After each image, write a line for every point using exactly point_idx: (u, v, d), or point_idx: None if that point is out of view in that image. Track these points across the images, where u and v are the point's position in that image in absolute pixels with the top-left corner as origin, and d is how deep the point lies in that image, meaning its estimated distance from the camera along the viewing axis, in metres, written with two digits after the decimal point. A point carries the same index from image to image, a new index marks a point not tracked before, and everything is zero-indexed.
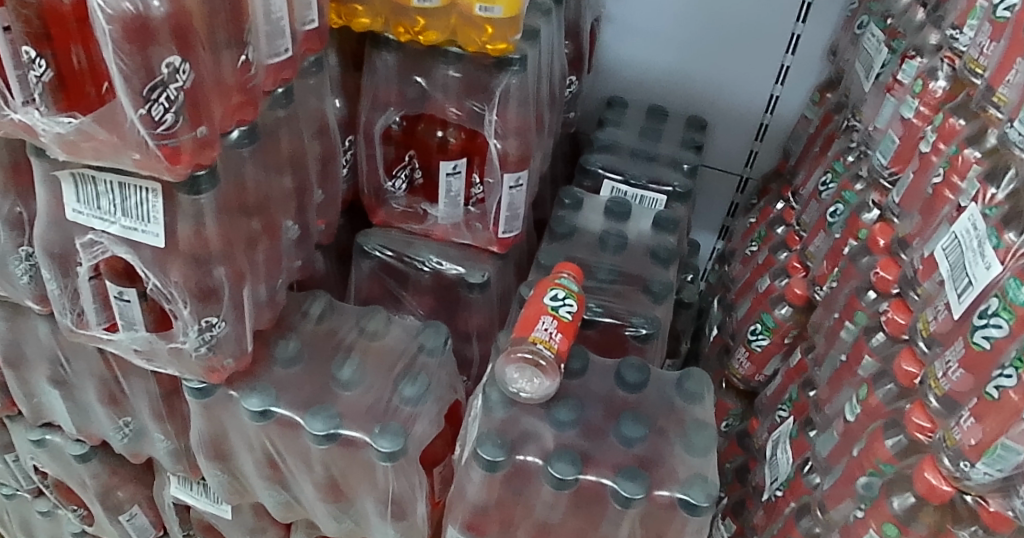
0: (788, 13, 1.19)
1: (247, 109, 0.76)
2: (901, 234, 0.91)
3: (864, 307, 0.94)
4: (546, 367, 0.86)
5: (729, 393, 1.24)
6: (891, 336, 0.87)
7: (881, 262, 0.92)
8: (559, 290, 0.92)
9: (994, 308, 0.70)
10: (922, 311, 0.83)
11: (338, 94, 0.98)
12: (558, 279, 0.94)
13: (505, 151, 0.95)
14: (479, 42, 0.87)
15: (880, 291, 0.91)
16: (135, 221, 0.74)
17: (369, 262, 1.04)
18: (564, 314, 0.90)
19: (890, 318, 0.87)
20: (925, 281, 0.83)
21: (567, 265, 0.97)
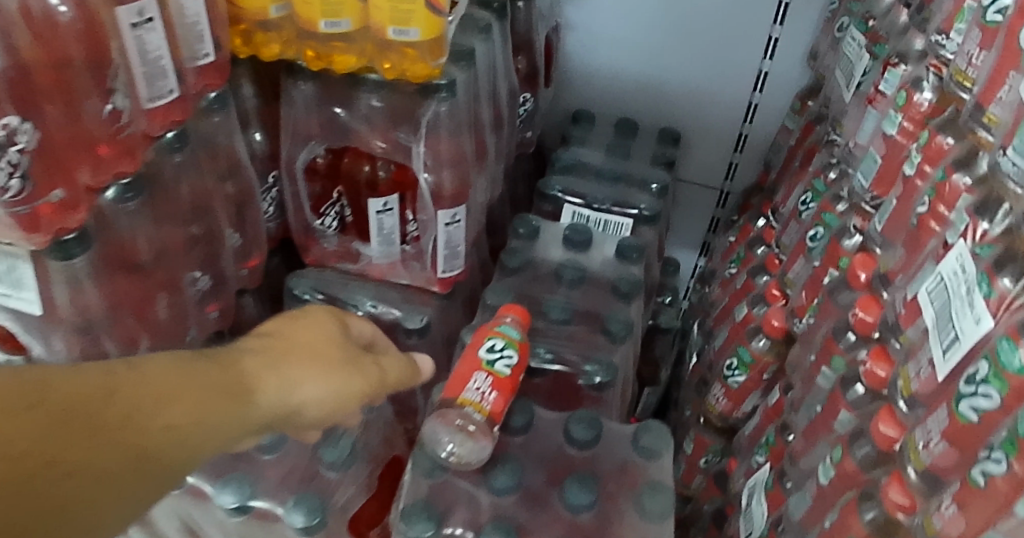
0: (764, 16, 1.12)
1: (127, 161, 0.67)
2: (883, 268, 0.80)
3: (842, 351, 0.83)
4: (476, 432, 0.77)
5: (708, 428, 1.14)
6: (872, 389, 0.76)
7: (860, 301, 0.81)
8: (497, 340, 0.82)
9: (983, 374, 0.58)
10: (904, 363, 0.71)
11: (258, 126, 0.90)
12: (498, 327, 0.85)
13: (439, 185, 0.86)
14: (399, 68, 0.78)
15: (860, 334, 0.81)
16: (8, 288, 0.67)
17: (301, 306, 0.96)
18: (501, 370, 0.80)
19: (869, 368, 0.76)
20: (908, 328, 0.72)
21: (512, 309, 0.89)
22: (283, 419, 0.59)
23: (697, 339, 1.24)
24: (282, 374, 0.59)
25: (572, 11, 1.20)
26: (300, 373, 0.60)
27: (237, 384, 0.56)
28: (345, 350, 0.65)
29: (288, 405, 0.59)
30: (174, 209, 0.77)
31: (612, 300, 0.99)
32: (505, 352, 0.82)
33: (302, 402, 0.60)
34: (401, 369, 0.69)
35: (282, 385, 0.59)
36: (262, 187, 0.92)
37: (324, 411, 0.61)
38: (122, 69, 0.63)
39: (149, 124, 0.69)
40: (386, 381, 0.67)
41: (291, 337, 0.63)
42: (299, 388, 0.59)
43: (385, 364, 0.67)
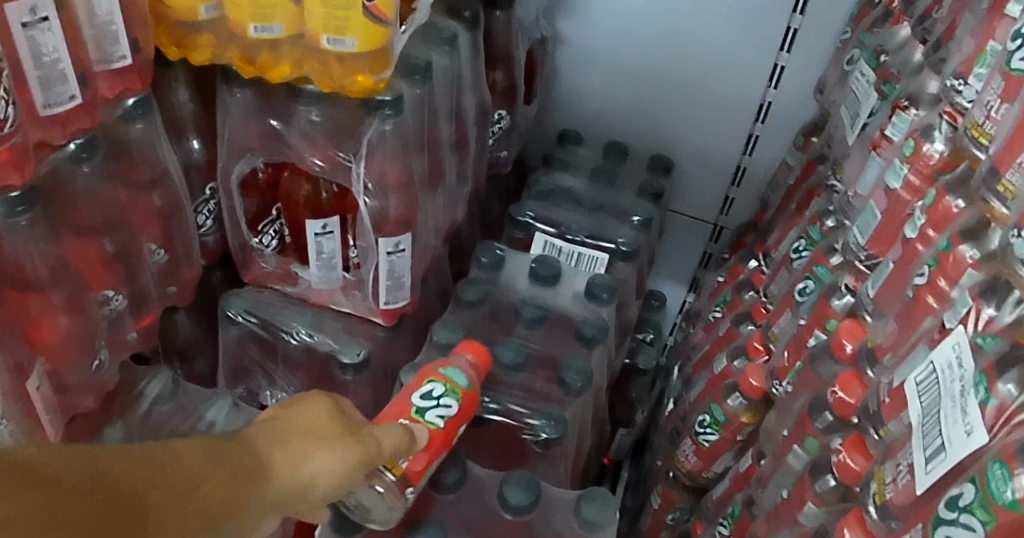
0: (770, 44, 1.14)
1: (14, 173, 0.60)
2: (872, 342, 0.70)
3: (816, 432, 0.73)
4: (386, 491, 0.66)
5: (677, 484, 1.08)
6: (845, 485, 0.65)
7: (840, 377, 0.71)
8: (437, 386, 0.73)
9: (967, 500, 0.46)
10: (881, 462, 0.59)
11: (195, 133, 0.83)
12: (443, 369, 0.76)
13: (385, 211, 0.79)
14: (337, 80, 0.70)
15: (839, 415, 0.71)
16: None
17: (235, 329, 0.90)
18: (433, 421, 0.71)
19: (842, 459, 0.66)
20: (890, 421, 0.60)
21: (469, 346, 0.80)
22: (285, 510, 0.47)
23: (674, 383, 1.20)
24: (283, 452, 0.47)
25: (567, 29, 1.23)
26: (290, 452, 0.48)
27: (246, 463, 0.45)
28: (338, 424, 0.52)
29: (299, 488, 0.47)
30: (83, 223, 0.70)
31: (574, 345, 0.91)
32: (443, 401, 0.73)
33: (311, 479, 0.48)
34: (393, 447, 0.59)
35: (290, 462, 0.47)
36: (197, 199, 0.85)
37: (324, 491, 0.49)
38: (8, 72, 0.56)
39: (45, 131, 0.62)
40: (373, 459, 0.54)
41: (314, 417, 0.51)
42: (282, 466, 0.47)
43: (362, 436, 0.54)
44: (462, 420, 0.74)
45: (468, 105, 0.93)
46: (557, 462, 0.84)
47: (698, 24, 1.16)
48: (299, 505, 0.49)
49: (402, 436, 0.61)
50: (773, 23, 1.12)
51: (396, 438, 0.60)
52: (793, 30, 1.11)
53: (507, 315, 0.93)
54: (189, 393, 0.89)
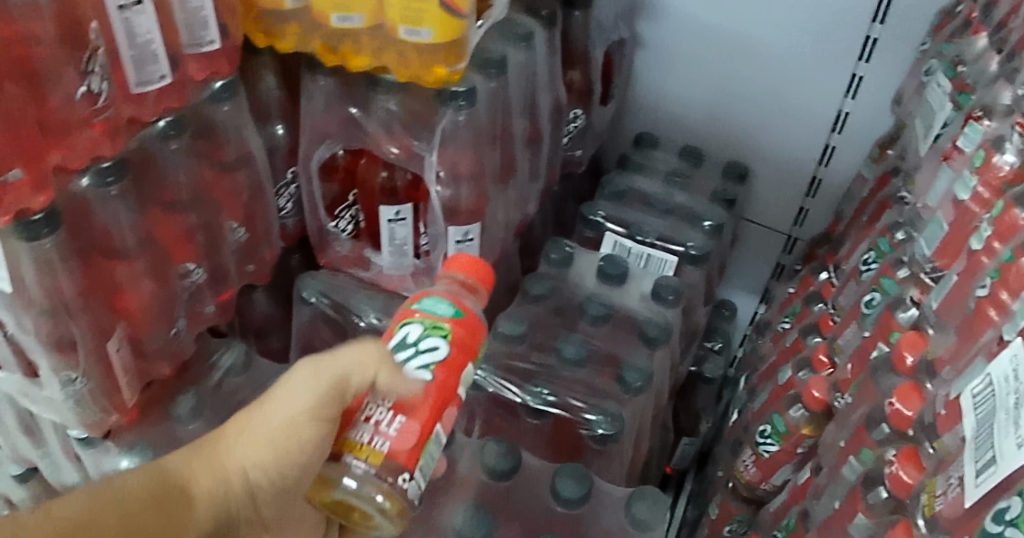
0: (849, 53, 1.11)
1: (106, 144, 0.65)
2: (931, 354, 0.71)
3: (872, 442, 0.75)
4: (388, 484, 0.53)
5: (735, 495, 1.09)
6: (898, 499, 0.65)
7: (899, 389, 0.71)
8: (413, 327, 0.58)
9: (1012, 514, 0.45)
10: (934, 474, 0.60)
11: (279, 119, 0.87)
12: (416, 303, 0.60)
13: (459, 201, 0.83)
14: (413, 70, 0.73)
15: (895, 429, 0.71)
16: None
17: (309, 309, 0.93)
18: (413, 379, 0.56)
19: (894, 471, 0.65)
20: (944, 433, 0.60)
21: (458, 262, 0.65)
22: (222, 510, 0.56)
23: (740, 393, 1.21)
24: (201, 467, 0.56)
25: (647, 32, 1.23)
26: (210, 468, 0.56)
27: (173, 486, 0.54)
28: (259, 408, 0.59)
29: (223, 492, 0.56)
30: (168, 197, 0.75)
31: (636, 344, 0.91)
32: (421, 348, 0.57)
33: (232, 481, 0.56)
34: (357, 361, 0.56)
35: (210, 477, 0.56)
36: (279, 182, 0.89)
37: (257, 472, 0.57)
38: (102, 50, 0.62)
39: (136, 107, 0.67)
40: (322, 385, 0.56)
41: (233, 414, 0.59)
42: (204, 480, 0.55)
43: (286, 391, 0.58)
44: (460, 367, 0.57)
45: (542, 102, 0.94)
46: (613, 458, 0.84)
47: (771, 33, 1.15)
48: (256, 493, 0.58)
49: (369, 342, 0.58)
50: (852, 32, 1.09)
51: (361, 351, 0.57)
52: (873, 39, 1.08)
53: (572, 311, 0.94)
54: (262, 368, 0.93)
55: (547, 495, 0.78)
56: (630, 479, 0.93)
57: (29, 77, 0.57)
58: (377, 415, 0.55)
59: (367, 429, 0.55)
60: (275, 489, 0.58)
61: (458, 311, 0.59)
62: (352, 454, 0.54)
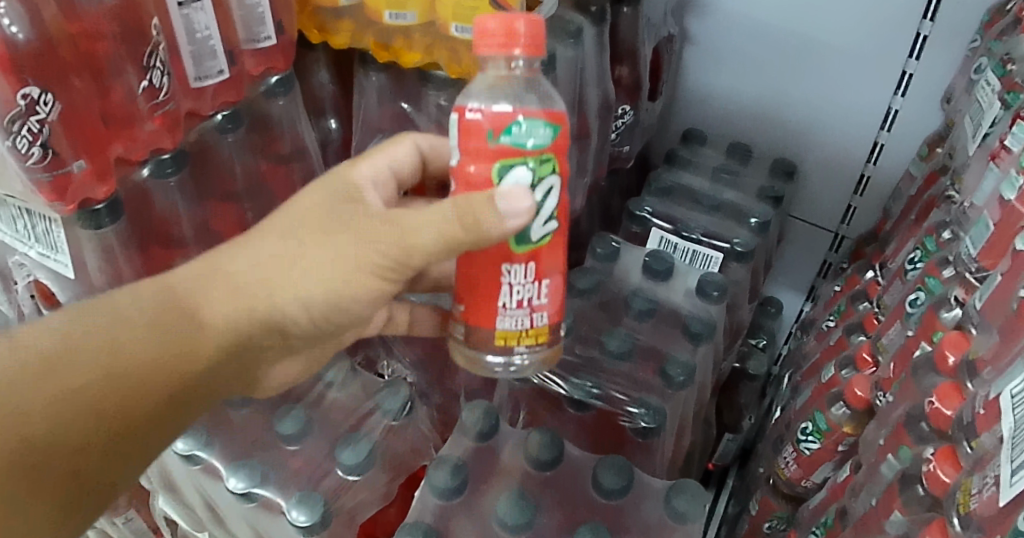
0: (898, 50, 1.10)
1: (167, 136, 0.67)
2: (973, 355, 0.72)
3: (911, 442, 0.76)
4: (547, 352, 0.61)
5: (775, 492, 1.10)
6: (935, 495, 0.69)
7: (940, 388, 0.73)
8: (520, 171, 0.55)
9: None
10: (970, 473, 0.64)
11: (333, 113, 0.89)
12: (505, 133, 0.55)
13: None
14: (465, 66, 0.74)
15: (935, 427, 0.73)
16: (46, 249, 0.68)
17: None
18: (546, 234, 0.58)
19: (933, 469, 0.69)
20: (982, 433, 0.64)
21: (514, 37, 0.56)
22: (239, 338, 0.60)
23: (783, 390, 1.22)
24: (218, 296, 0.59)
25: (696, 28, 1.24)
26: (225, 295, 0.59)
27: (179, 315, 0.58)
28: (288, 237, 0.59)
29: (239, 322, 0.59)
30: (225, 188, 0.78)
31: (679, 339, 0.92)
32: (543, 197, 0.57)
33: (250, 312, 0.59)
34: (437, 237, 0.55)
35: (226, 305, 0.59)
36: None
37: (291, 306, 0.59)
38: (162, 45, 0.64)
39: (195, 101, 0.70)
40: (387, 250, 0.56)
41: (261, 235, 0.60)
42: (217, 308, 0.59)
43: (338, 248, 0.57)
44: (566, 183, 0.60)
45: (590, 98, 0.96)
46: (654, 451, 0.86)
47: (819, 27, 1.14)
48: (289, 327, 0.61)
49: (460, 204, 0.54)
50: (902, 28, 1.08)
51: (451, 227, 0.54)
52: (922, 36, 1.07)
53: (617, 305, 0.95)
54: None
55: (588, 484, 0.79)
56: (671, 472, 0.95)
57: (93, 71, 0.60)
58: (521, 296, 0.58)
59: (516, 309, 0.58)
60: (315, 321, 0.60)
61: (554, 129, 0.56)
62: (511, 342, 0.59)
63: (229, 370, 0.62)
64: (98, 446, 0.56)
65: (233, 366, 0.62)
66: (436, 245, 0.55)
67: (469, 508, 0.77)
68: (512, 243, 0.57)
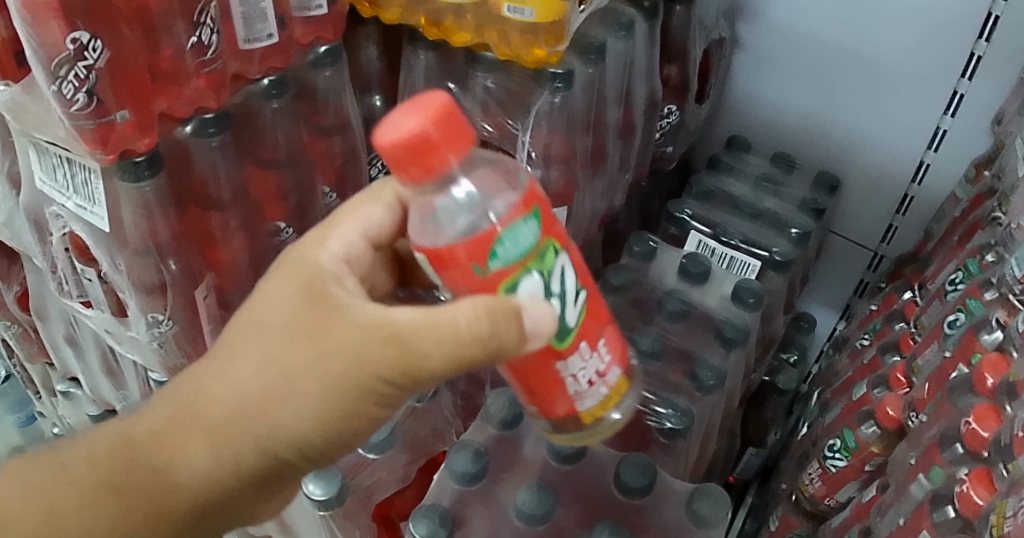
0: (952, 69, 1.07)
1: (210, 96, 0.67)
2: (1014, 377, 0.69)
3: (944, 462, 0.74)
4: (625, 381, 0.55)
5: (797, 509, 1.07)
6: (965, 517, 0.67)
7: (976, 409, 0.71)
8: (530, 283, 0.47)
9: None
10: (1005, 495, 0.62)
11: (378, 91, 0.88)
12: (492, 259, 0.46)
13: (546, 181, 0.85)
14: (513, 49, 0.73)
15: (969, 448, 0.71)
16: (84, 200, 0.67)
17: None
18: (579, 309, 0.50)
19: (965, 491, 0.67)
20: (1020, 456, 0.62)
21: (437, 149, 0.45)
22: (223, 493, 0.53)
23: (812, 408, 1.19)
24: (190, 441, 0.51)
25: (746, 34, 1.21)
26: (200, 440, 0.51)
27: (145, 471, 0.51)
28: (254, 357, 0.51)
29: (224, 478, 0.52)
30: (266, 154, 0.77)
31: (712, 344, 0.90)
32: (559, 278, 0.48)
33: (235, 459, 0.52)
34: (449, 352, 0.47)
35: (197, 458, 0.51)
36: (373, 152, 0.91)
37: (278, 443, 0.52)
38: (214, 3, 0.64)
39: (241, 63, 0.69)
40: (393, 365, 0.49)
41: (223, 358, 0.53)
42: (189, 462, 0.51)
43: (331, 374, 0.50)
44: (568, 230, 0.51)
45: (637, 94, 0.94)
46: (679, 455, 0.84)
47: (870, 41, 1.11)
48: (282, 469, 0.53)
49: (471, 317, 0.46)
50: (956, 48, 1.05)
51: (443, 322, 0.47)
52: (976, 55, 1.04)
53: (651, 305, 0.95)
54: None
55: (610, 481, 0.78)
56: (693, 477, 0.93)
57: (144, 23, 0.60)
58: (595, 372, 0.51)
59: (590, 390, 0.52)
60: (310, 459, 0.53)
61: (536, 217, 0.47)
62: (599, 415, 0.53)
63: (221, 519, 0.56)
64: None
65: (221, 518, 0.55)
66: (444, 361, 0.48)
67: (488, 497, 0.76)
68: (555, 342, 0.49)
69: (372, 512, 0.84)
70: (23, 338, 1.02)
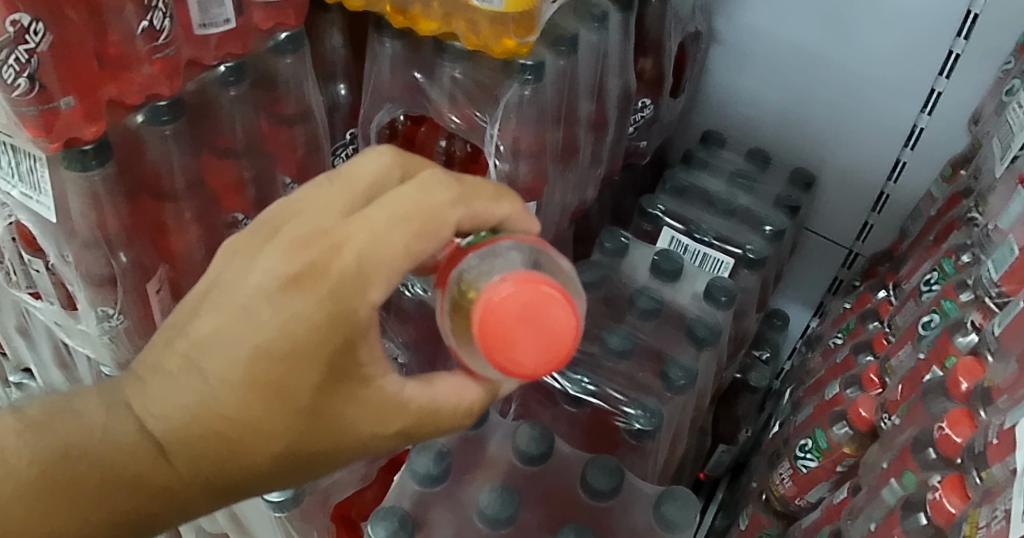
0: (929, 66, 1.06)
1: (163, 83, 0.64)
2: (988, 382, 0.69)
3: (916, 467, 0.73)
4: None
5: (767, 508, 1.07)
6: (938, 525, 0.66)
7: (950, 414, 0.70)
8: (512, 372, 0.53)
9: None
10: (978, 504, 0.62)
11: (343, 79, 0.86)
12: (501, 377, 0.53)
13: (516, 175, 0.83)
14: (483, 38, 0.71)
15: (943, 454, 0.70)
16: (30, 189, 0.65)
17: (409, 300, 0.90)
18: None
19: (939, 498, 0.66)
20: (993, 464, 0.62)
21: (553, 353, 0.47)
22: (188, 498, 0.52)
23: (784, 405, 1.19)
24: (192, 497, 0.47)
25: (723, 28, 1.20)
26: (201, 495, 0.47)
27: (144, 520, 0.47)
28: (278, 435, 0.46)
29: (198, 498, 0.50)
30: (223, 143, 0.74)
31: (683, 342, 0.89)
32: None
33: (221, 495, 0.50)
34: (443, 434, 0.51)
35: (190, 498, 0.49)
36: (337, 142, 0.88)
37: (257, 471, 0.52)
38: None
39: (196, 49, 0.66)
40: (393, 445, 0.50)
41: (239, 420, 0.45)
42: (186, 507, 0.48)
43: (343, 451, 0.49)
44: None
45: (611, 87, 0.93)
46: (648, 456, 0.83)
47: (848, 37, 1.10)
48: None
49: (469, 410, 0.51)
50: (933, 47, 1.05)
51: (446, 403, 0.50)
52: (954, 54, 1.04)
53: (622, 302, 0.93)
54: None
55: (577, 483, 0.76)
56: (662, 477, 0.92)
57: (90, 5, 0.58)
58: None
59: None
60: None
61: None
62: None
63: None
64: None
65: None
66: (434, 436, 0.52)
67: (451, 498, 0.74)
68: None
69: (332, 513, 0.82)
70: None
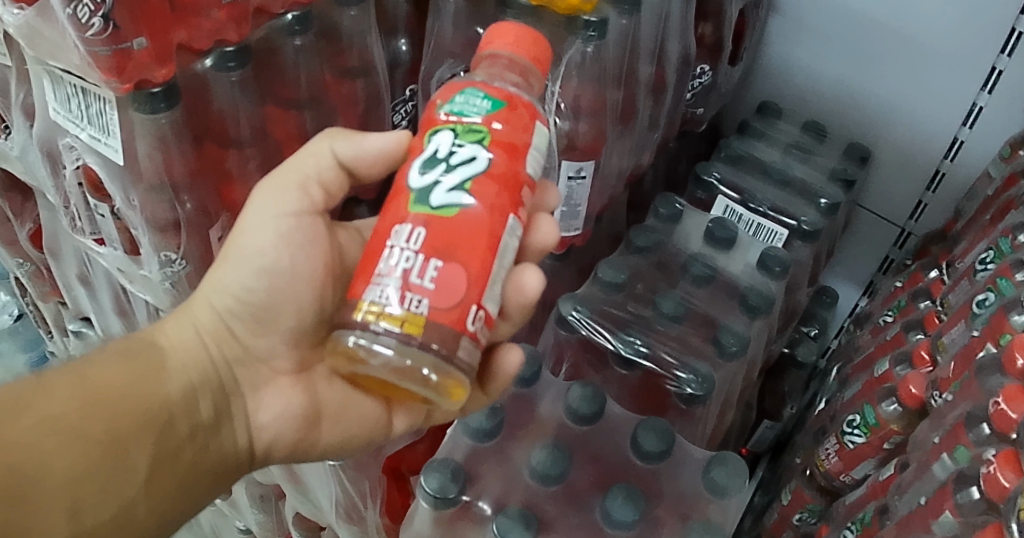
0: (991, 42, 1.03)
1: (230, 28, 0.65)
2: None
3: (970, 442, 0.72)
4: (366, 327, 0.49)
5: (810, 484, 1.06)
6: (990, 499, 0.65)
7: (1005, 389, 0.69)
8: None
9: None
10: None
11: (404, 34, 0.84)
12: None
13: (574, 134, 0.81)
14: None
15: (997, 429, 0.69)
16: (98, 131, 0.66)
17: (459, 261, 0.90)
18: None
19: (992, 472, 0.65)
20: None
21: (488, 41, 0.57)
22: (197, 353, 0.61)
23: (830, 383, 1.17)
24: (169, 325, 0.62)
25: None
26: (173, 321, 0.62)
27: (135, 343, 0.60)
28: None
29: (192, 339, 0.62)
30: (286, 94, 0.73)
31: (735, 310, 0.88)
32: None
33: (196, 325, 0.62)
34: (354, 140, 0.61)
35: (177, 328, 0.62)
36: (397, 98, 0.85)
37: (227, 298, 0.62)
38: None
39: None
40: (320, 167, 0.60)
41: None
42: (164, 331, 0.62)
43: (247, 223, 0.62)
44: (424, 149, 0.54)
45: (670, 50, 0.91)
46: (698, 422, 0.83)
47: (910, 10, 1.07)
48: (234, 322, 0.62)
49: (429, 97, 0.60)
50: (998, 20, 1.01)
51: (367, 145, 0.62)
52: (1017, 30, 1.00)
53: (674, 268, 0.92)
54: None
55: (627, 444, 0.76)
56: (709, 446, 0.91)
57: None
58: None
59: None
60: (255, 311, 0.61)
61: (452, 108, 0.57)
62: None
63: (205, 391, 0.61)
64: (101, 481, 0.54)
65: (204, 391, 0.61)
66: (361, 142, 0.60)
67: (500, 455, 0.74)
68: None
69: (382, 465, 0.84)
70: (37, 275, 1.05)
